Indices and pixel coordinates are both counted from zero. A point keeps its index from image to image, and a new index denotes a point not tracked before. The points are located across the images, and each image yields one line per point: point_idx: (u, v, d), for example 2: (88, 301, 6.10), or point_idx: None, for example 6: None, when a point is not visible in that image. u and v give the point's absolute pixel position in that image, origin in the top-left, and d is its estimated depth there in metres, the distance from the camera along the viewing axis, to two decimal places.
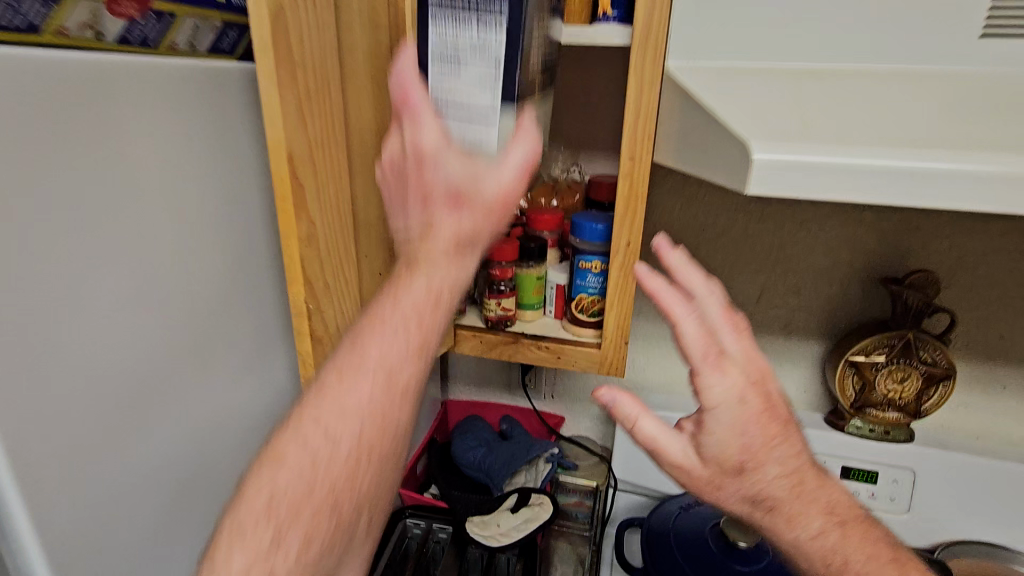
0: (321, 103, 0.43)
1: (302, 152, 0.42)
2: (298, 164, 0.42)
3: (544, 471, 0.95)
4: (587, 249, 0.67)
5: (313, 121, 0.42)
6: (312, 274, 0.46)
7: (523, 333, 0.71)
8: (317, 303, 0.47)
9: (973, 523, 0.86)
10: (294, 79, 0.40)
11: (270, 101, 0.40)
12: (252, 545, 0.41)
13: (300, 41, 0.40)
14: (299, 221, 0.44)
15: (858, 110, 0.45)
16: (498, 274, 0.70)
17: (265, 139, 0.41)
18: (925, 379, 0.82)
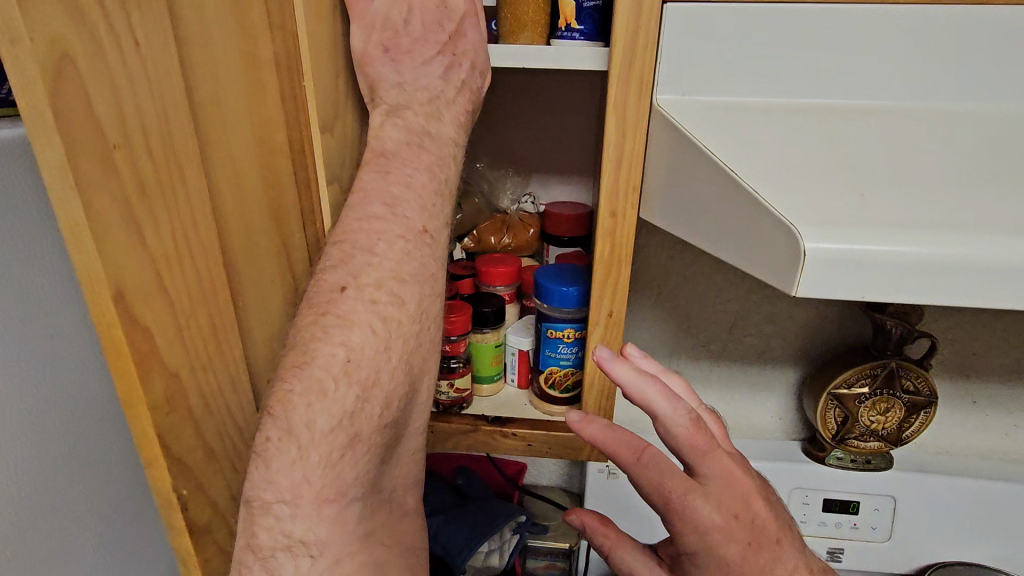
0: (158, 197, 0.30)
1: (137, 283, 0.30)
2: (134, 303, 0.29)
3: (511, 543, 0.83)
4: (556, 315, 0.55)
5: (155, 226, 0.30)
6: (176, 443, 0.34)
7: (482, 418, 0.58)
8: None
9: (952, 546, 0.83)
10: (113, 176, 0.28)
11: (80, 225, 0.27)
12: (335, 406, 0.40)
13: (113, 128, 0.27)
14: (147, 376, 0.31)
15: (913, 169, 0.36)
16: (448, 349, 0.57)
17: (78, 277, 0.27)
18: (908, 409, 0.78)
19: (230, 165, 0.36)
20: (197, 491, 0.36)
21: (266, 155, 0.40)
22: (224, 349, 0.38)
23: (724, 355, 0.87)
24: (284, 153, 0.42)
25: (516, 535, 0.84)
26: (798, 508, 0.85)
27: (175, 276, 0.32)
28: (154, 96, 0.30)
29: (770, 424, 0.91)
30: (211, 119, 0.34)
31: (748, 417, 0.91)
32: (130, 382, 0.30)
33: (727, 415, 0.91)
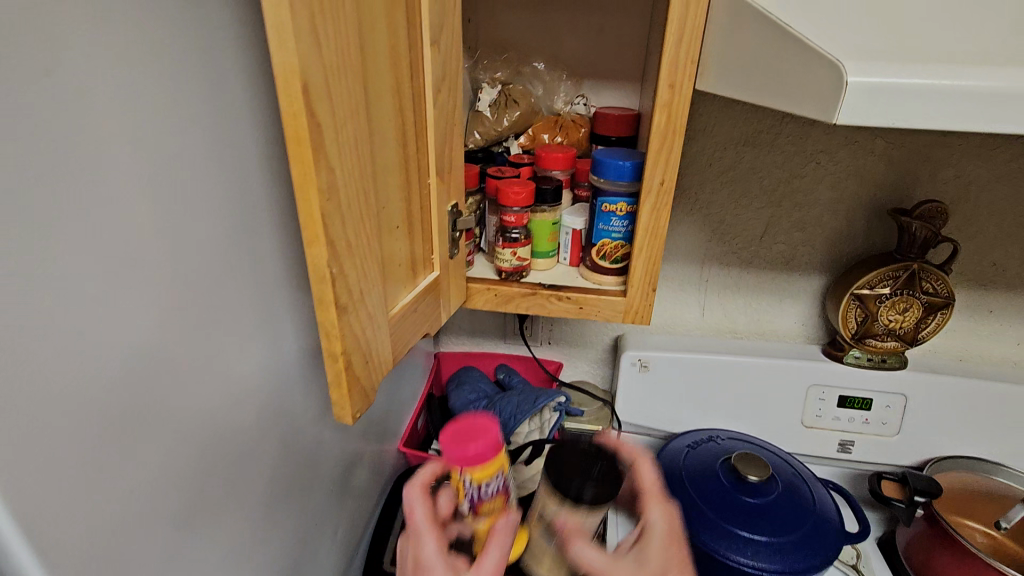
0: (328, 14, 0.34)
1: (317, 83, 0.34)
2: (314, 94, 0.34)
3: (550, 420, 0.92)
4: (611, 190, 0.62)
5: (326, 37, 0.34)
6: (334, 231, 0.38)
7: (540, 284, 0.66)
8: (340, 267, 0.40)
9: (956, 441, 0.91)
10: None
11: (281, 16, 0.31)
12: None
13: None
14: (319, 169, 0.36)
15: (937, 25, 0.40)
16: (512, 220, 0.64)
17: (273, 63, 0.32)
18: (926, 309, 0.84)
19: (376, 56, 0.41)
20: (347, 284, 0.41)
21: (396, 46, 0.44)
22: (369, 201, 0.42)
23: (753, 262, 0.93)
24: (401, 9, 0.43)
25: (556, 415, 0.93)
26: (814, 403, 0.93)
27: (343, 118, 0.37)
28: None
29: (793, 329, 0.98)
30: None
31: (770, 323, 0.98)
32: (308, 176, 0.35)
33: (752, 320, 0.98)
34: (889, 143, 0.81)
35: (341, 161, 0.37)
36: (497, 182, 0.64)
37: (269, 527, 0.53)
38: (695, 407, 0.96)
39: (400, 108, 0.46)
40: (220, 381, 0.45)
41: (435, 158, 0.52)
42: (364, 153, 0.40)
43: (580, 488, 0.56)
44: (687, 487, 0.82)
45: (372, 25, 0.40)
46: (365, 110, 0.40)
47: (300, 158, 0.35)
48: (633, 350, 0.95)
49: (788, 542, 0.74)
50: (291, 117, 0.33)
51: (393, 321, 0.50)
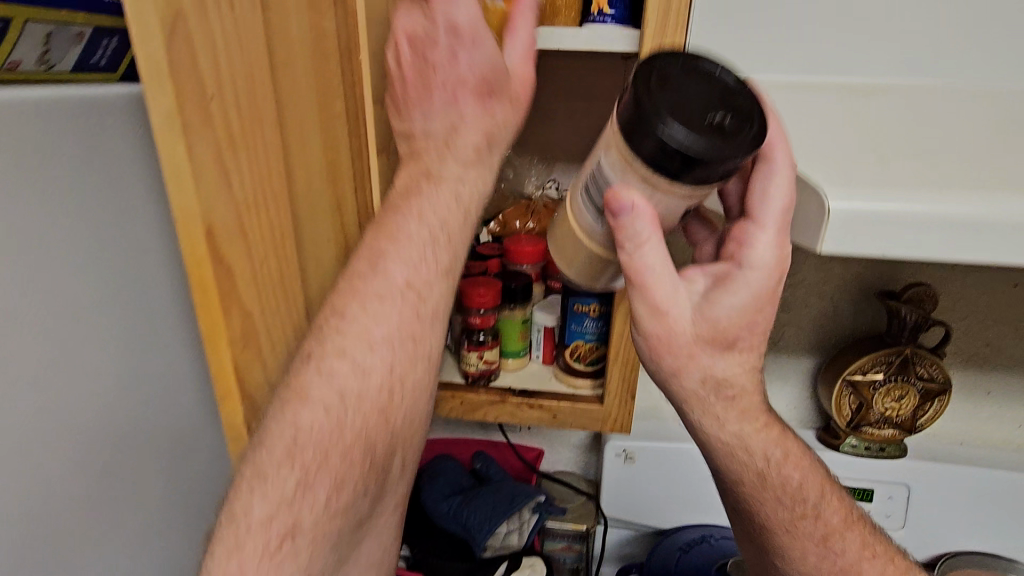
0: (244, 152, 0.31)
1: (228, 229, 0.31)
2: (220, 236, 0.31)
3: (530, 522, 0.85)
4: (582, 290, 0.57)
5: (241, 176, 0.31)
6: (246, 369, 0.36)
7: (509, 390, 0.60)
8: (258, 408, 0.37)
9: (966, 535, 0.84)
10: (209, 125, 0.29)
11: (178, 161, 0.28)
12: (274, 492, 0.39)
13: (292, 111, 0.36)
14: (231, 316, 0.33)
15: (920, 137, 0.38)
16: (477, 322, 0.59)
17: (169, 208, 0.29)
18: (923, 395, 0.79)
19: (308, 177, 0.38)
20: (255, 409, 0.40)
21: (331, 154, 0.42)
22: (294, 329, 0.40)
23: None
24: (338, 123, 0.41)
25: (535, 515, 0.86)
26: None
27: (262, 255, 0.34)
28: (252, 107, 0.31)
29: (785, 413, 0.92)
30: (282, 79, 0.34)
31: None
32: (218, 326, 0.32)
33: None
34: None
35: (256, 297, 0.35)
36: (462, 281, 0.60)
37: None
38: (685, 502, 0.89)
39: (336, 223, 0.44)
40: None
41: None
42: (285, 277, 0.38)
43: (710, 115, 0.33)
44: None
45: (301, 143, 0.37)
46: (291, 237, 0.38)
47: (208, 307, 0.32)
48: (617, 440, 0.89)
49: None
50: (196, 267, 0.30)
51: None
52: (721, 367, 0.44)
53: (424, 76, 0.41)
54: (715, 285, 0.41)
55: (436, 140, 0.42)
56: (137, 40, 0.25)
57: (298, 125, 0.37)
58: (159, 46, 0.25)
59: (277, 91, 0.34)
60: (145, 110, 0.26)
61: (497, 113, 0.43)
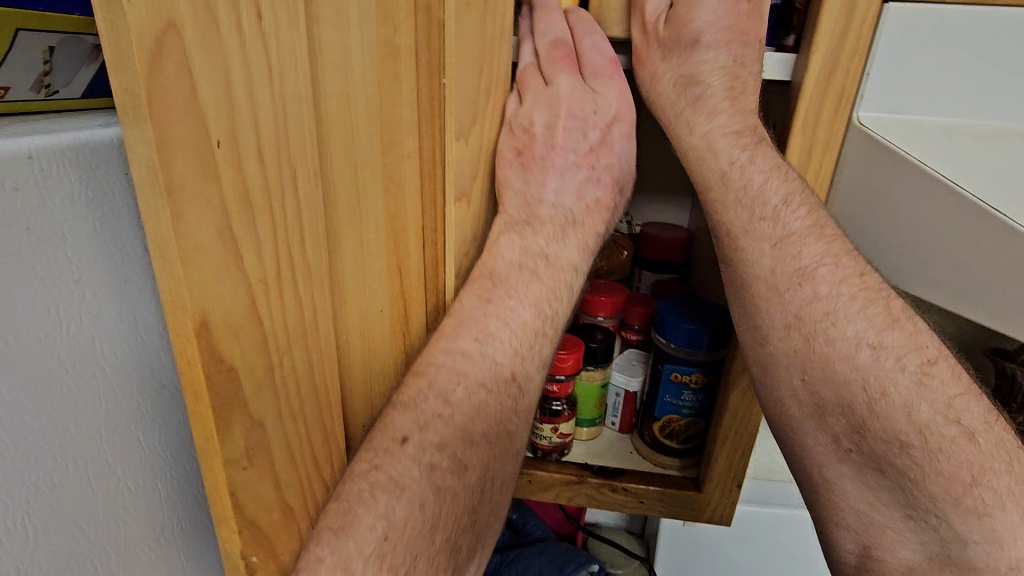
0: (262, 216, 0.25)
1: (229, 316, 0.25)
2: (214, 324, 0.25)
3: None
4: (681, 356, 0.48)
5: (255, 243, 0.25)
6: (240, 477, 0.29)
7: (587, 469, 0.51)
8: (260, 539, 0.31)
9: None
10: (207, 179, 0.23)
11: (161, 231, 0.23)
12: None
13: (346, 170, 0.27)
14: (226, 421, 0.27)
15: None
16: (555, 390, 0.49)
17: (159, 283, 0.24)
18: None
19: (362, 246, 0.29)
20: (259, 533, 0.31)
21: (400, 224, 0.31)
22: (327, 435, 0.32)
23: None
24: (412, 163, 0.30)
25: None
26: None
27: (280, 346, 0.27)
28: (277, 162, 0.24)
29: None
30: (337, 122, 0.26)
31: None
32: (211, 437, 0.27)
33: None
34: None
35: (269, 392, 0.28)
36: None
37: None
38: None
39: (398, 298, 0.33)
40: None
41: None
42: (319, 378, 0.30)
43: None
44: None
45: (348, 212, 0.28)
46: (330, 322, 0.30)
47: (200, 410, 0.27)
48: None
49: None
50: (186, 362, 0.25)
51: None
52: (703, 65, 0.40)
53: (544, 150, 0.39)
54: (668, 47, 0.40)
55: (557, 222, 0.40)
56: (118, 71, 0.21)
57: (353, 189, 0.28)
58: (140, 82, 0.20)
59: (321, 135, 0.26)
60: (129, 167, 0.22)
61: (596, 195, 0.41)
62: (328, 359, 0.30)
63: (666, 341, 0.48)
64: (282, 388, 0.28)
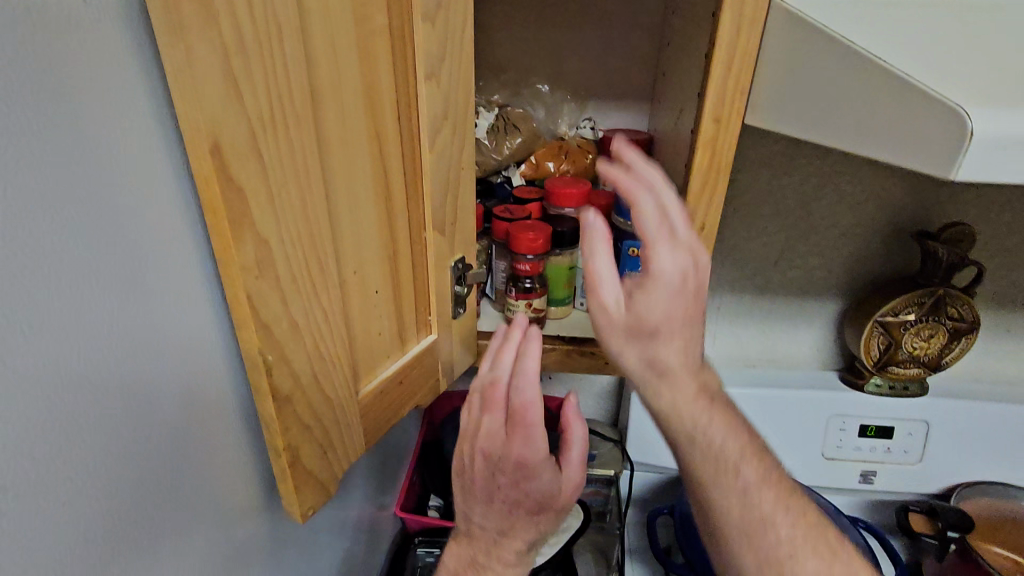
0: (256, 57, 0.27)
1: (236, 141, 0.27)
2: (230, 163, 0.27)
3: None
4: (638, 232, 0.54)
5: (254, 86, 0.28)
6: (268, 314, 0.32)
7: (559, 338, 0.58)
8: (279, 352, 0.33)
9: (979, 466, 0.88)
10: (214, 24, 0.25)
11: (178, 69, 0.25)
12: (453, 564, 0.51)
13: (327, 33, 0.31)
14: (240, 240, 0.29)
15: None
16: (526, 268, 0.56)
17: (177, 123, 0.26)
18: (950, 335, 0.79)
19: (341, 103, 0.34)
20: (287, 370, 0.34)
21: (376, 91, 0.36)
22: (324, 270, 0.35)
23: (768, 287, 0.88)
24: (383, 38, 0.36)
25: None
26: (834, 433, 0.88)
27: (279, 180, 0.30)
28: (263, 8, 0.27)
29: (808, 354, 0.92)
30: None
31: (785, 348, 0.92)
32: (229, 252, 0.29)
33: (766, 347, 0.93)
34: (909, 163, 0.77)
35: (279, 232, 0.31)
36: (508, 225, 0.56)
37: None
38: None
39: (379, 162, 0.38)
40: (176, 485, 0.40)
41: (433, 204, 0.44)
42: (321, 226, 0.34)
43: None
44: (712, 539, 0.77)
45: (333, 74, 0.32)
46: (323, 175, 0.33)
47: (217, 231, 0.28)
48: None
49: None
50: (202, 182, 0.27)
51: (365, 402, 0.43)
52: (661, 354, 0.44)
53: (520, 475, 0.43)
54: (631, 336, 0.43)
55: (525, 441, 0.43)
56: None
57: (335, 53, 0.32)
58: None
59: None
60: (147, 14, 0.24)
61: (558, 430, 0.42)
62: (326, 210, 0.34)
63: (626, 220, 0.54)
64: (291, 231, 0.32)
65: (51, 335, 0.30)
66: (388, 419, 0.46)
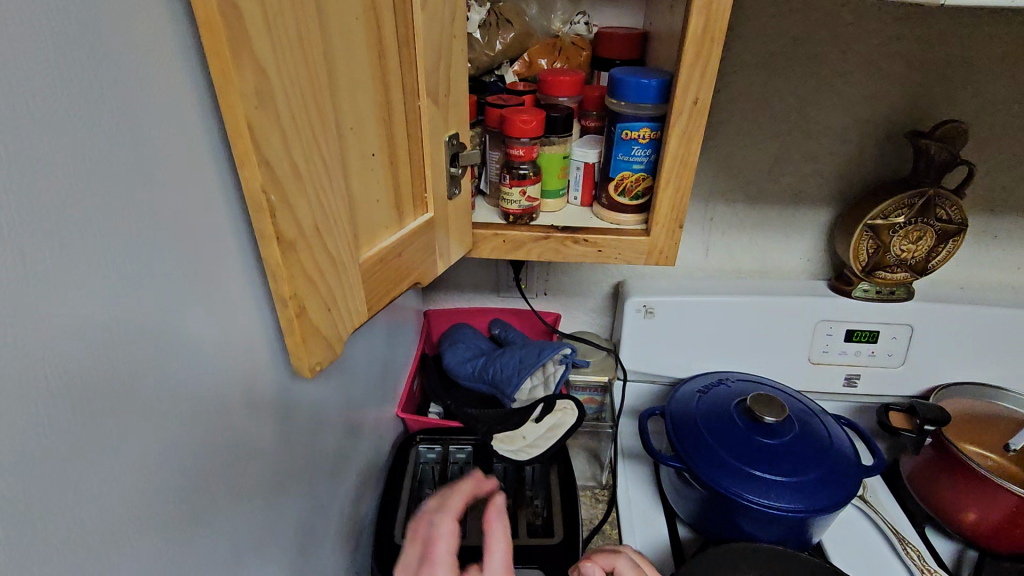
0: None
1: None
2: None
3: (556, 373, 0.87)
4: (631, 114, 0.54)
5: None
6: (269, 149, 0.32)
7: (553, 227, 0.59)
8: (282, 193, 0.33)
9: (959, 367, 0.91)
10: None
11: None
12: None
13: None
14: (240, 64, 0.29)
15: None
16: (520, 154, 0.56)
17: None
18: (939, 237, 0.81)
19: None
20: (291, 216, 0.34)
21: None
22: (323, 116, 0.35)
23: (760, 196, 0.88)
24: None
25: (561, 367, 0.87)
26: (821, 339, 0.91)
27: (274, 6, 0.30)
28: None
29: (797, 265, 0.94)
30: None
31: (777, 259, 0.94)
32: (229, 77, 0.29)
33: (757, 257, 0.94)
34: (907, 61, 0.76)
35: (276, 62, 0.31)
36: (501, 111, 0.56)
37: (282, 500, 0.52)
38: (702, 353, 0.93)
39: (371, 13, 0.38)
40: (225, 358, 0.40)
41: (427, 70, 0.43)
42: (317, 66, 0.34)
43: None
44: (701, 433, 0.80)
45: None
46: (317, 11, 0.33)
47: (215, 50, 0.28)
48: (637, 296, 0.91)
49: (811, 482, 0.73)
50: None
51: (365, 269, 0.43)
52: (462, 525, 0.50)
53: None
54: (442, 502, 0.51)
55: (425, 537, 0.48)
56: None
57: None
58: None
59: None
60: None
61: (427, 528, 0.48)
62: (321, 51, 0.34)
63: (620, 102, 0.54)
64: (287, 63, 0.31)
65: (117, 188, 0.30)
66: (389, 292, 0.47)
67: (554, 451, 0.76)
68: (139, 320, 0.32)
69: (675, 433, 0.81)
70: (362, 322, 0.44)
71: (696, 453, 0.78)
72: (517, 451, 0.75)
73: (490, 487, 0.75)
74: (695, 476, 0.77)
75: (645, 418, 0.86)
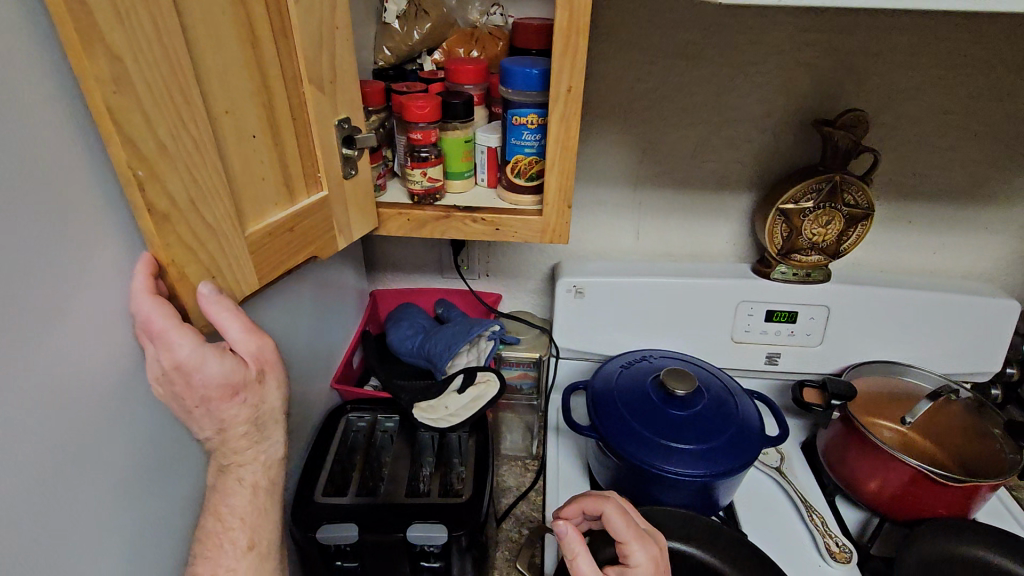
0: None
1: None
2: None
3: (486, 349, 0.91)
4: (520, 101, 0.59)
5: None
6: (132, 128, 0.36)
7: (454, 206, 0.63)
8: (150, 168, 0.37)
9: (875, 347, 0.95)
10: None
11: None
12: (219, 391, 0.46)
13: None
14: (93, 52, 0.33)
15: None
16: (419, 138, 0.60)
17: None
18: (847, 221, 0.85)
19: None
20: (162, 188, 0.39)
21: None
22: (189, 100, 0.39)
23: (686, 182, 0.92)
24: None
25: (491, 343, 0.92)
26: (744, 319, 0.95)
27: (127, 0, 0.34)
28: None
29: (725, 248, 0.98)
30: None
31: (705, 242, 0.98)
32: (84, 62, 0.33)
33: (686, 240, 0.98)
34: (815, 51, 0.80)
35: (132, 50, 0.35)
36: (401, 97, 0.60)
37: (191, 454, 0.56)
38: (631, 332, 0.97)
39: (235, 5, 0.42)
40: (112, 319, 0.45)
41: (305, 58, 0.48)
42: (180, 54, 0.38)
43: None
44: (617, 406, 0.85)
45: None
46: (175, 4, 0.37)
47: (72, 39, 0.32)
48: (568, 277, 0.95)
49: (712, 449, 0.78)
50: None
51: (254, 241, 0.48)
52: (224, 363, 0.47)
53: (185, 376, 0.45)
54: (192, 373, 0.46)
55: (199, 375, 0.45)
56: None
57: None
58: None
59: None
60: None
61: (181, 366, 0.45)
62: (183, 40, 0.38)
63: (509, 90, 0.58)
64: (145, 51, 0.36)
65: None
66: (286, 263, 0.52)
67: (474, 420, 0.80)
68: (8, 283, 0.36)
69: (594, 406, 0.86)
70: (253, 290, 0.49)
71: (610, 424, 0.83)
72: (438, 419, 0.79)
73: (413, 453, 0.79)
74: (608, 446, 0.82)
75: (570, 394, 0.90)
